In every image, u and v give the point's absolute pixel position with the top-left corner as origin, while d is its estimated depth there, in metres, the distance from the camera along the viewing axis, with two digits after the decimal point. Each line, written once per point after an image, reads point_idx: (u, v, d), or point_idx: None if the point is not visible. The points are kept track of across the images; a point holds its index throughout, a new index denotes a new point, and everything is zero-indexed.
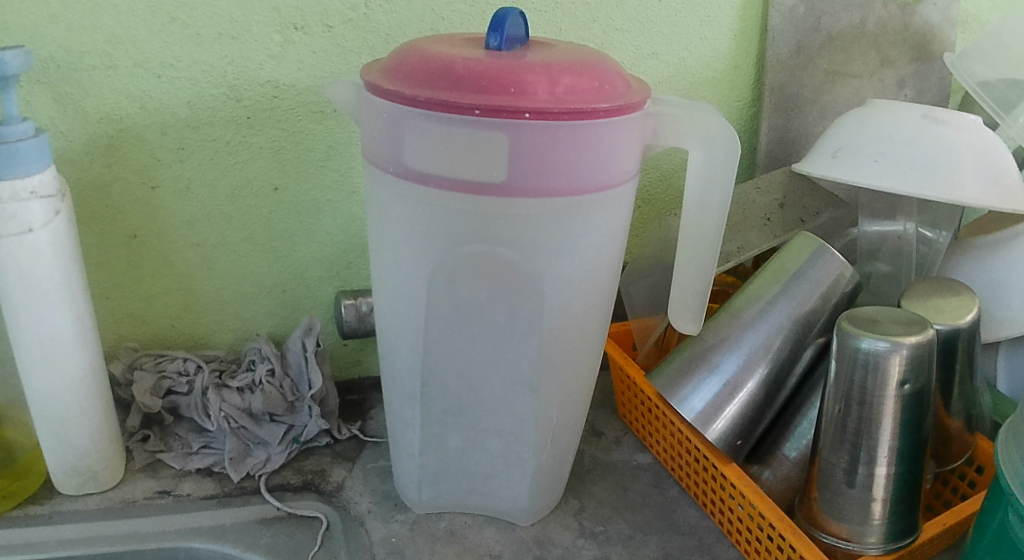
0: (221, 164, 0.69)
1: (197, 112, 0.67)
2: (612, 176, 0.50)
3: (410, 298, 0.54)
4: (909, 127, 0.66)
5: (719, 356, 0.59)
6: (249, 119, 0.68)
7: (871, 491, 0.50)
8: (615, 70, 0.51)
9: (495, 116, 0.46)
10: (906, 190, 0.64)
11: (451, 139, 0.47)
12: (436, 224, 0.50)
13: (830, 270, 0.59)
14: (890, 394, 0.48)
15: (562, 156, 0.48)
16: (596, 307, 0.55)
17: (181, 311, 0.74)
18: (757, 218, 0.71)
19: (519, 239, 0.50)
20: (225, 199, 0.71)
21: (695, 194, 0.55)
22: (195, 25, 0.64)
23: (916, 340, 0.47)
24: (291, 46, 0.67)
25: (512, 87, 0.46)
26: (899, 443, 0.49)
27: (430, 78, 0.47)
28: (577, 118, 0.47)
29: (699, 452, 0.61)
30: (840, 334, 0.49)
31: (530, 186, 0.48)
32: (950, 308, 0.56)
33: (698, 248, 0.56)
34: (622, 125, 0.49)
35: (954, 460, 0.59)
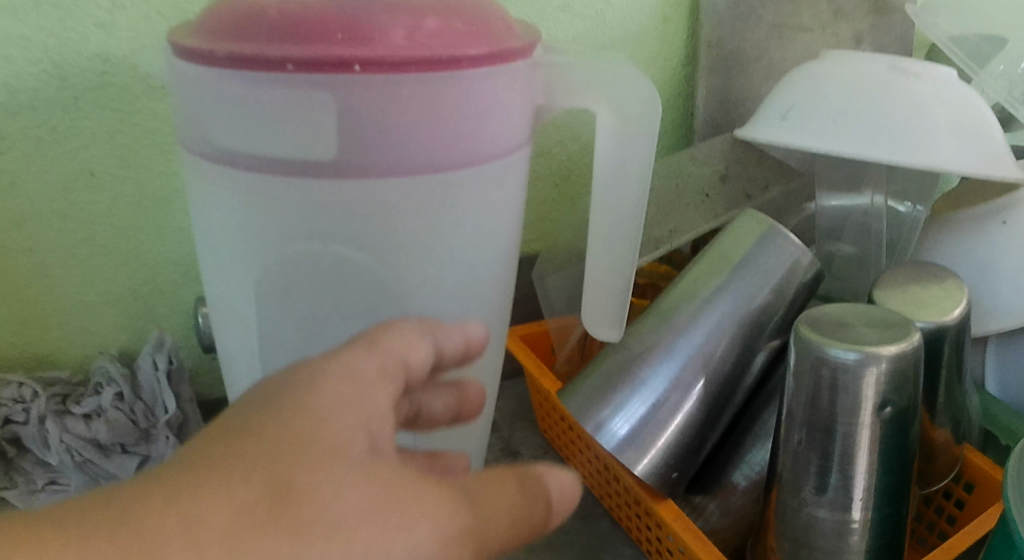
0: (49, 153, 0.55)
1: (14, 96, 0.53)
2: (486, 151, 0.38)
3: (241, 313, 0.41)
4: (873, 83, 0.55)
5: (646, 370, 0.46)
6: (77, 99, 0.54)
7: (844, 542, 0.38)
8: (495, 11, 0.39)
9: (315, 72, 0.33)
10: (873, 155, 0.52)
11: (260, 105, 0.34)
12: (259, 221, 0.38)
13: (784, 257, 0.47)
14: (866, 421, 0.37)
15: (417, 124, 0.35)
16: (484, 316, 0.43)
17: (22, 325, 0.60)
18: (694, 195, 0.57)
19: (371, 236, 0.37)
20: (56, 193, 0.57)
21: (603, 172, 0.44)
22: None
23: (896, 351, 0.36)
24: (122, 10, 0.53)
25: (339, 30, 0.33)
26: (878, 480, 0.38)
27: (233, 25, 0.34)
28: (438, 69, 0.34)
29: (623, 486, 0.49)
30: (797, 343, 0.38)
31: (375, 165, 0.36)
32: (932, 300, 0.45)
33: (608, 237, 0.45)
34: (497, 82, 0.37)
35: (938, 479, 0.47)
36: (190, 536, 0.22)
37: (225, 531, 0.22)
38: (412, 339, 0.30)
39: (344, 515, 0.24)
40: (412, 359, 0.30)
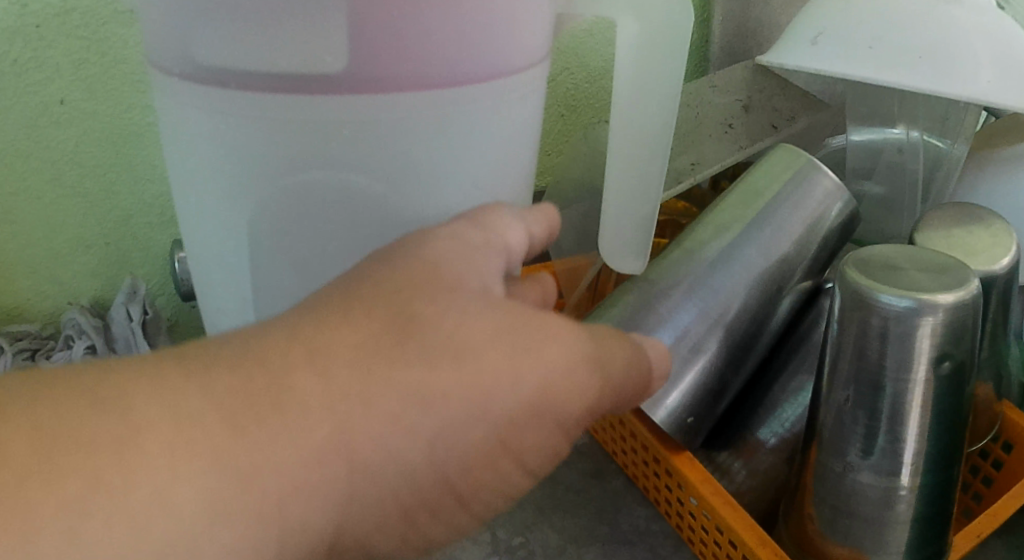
0: (10, 91, 0.50)
1: None
2: (497, 69, 0.33)
3: (222, 254, 0.36)
4: (912, 6, 0.50)
5: (670, 309, 0.40)
6: (40, 28, 0.48)
7: (888, 510, 0.35)
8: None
9: None
10: (913, 84, 0.47)
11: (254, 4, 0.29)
12: (240, 146, 0.32)
13: (815, 194, 0.41)
14: (920, 377, 0.33)
15: (434, 27, 0.30)
16: None
17: None
18: (716, 125, 0.51)
19: (377, 159, 0.33)
20: (20, 134, 0.51)
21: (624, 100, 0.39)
22: None
23: (955, 300, 0.32)
24: None
25: None
26: (930, 443, 0.34)
27: None
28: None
29: (637, 441, 0.44)
30: (842, 289, 0.34)
31: (385, 76, 0.31)
32: (981, 246, 0.41)
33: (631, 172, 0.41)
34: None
35: (976, 438, 0.44)
36: (318, 364, 0.23)
37: (352, 362, 0.23)
38: (511, 224, 0.31)
39: (468, 337, 0.25)
40: (512, 242, 0.31)
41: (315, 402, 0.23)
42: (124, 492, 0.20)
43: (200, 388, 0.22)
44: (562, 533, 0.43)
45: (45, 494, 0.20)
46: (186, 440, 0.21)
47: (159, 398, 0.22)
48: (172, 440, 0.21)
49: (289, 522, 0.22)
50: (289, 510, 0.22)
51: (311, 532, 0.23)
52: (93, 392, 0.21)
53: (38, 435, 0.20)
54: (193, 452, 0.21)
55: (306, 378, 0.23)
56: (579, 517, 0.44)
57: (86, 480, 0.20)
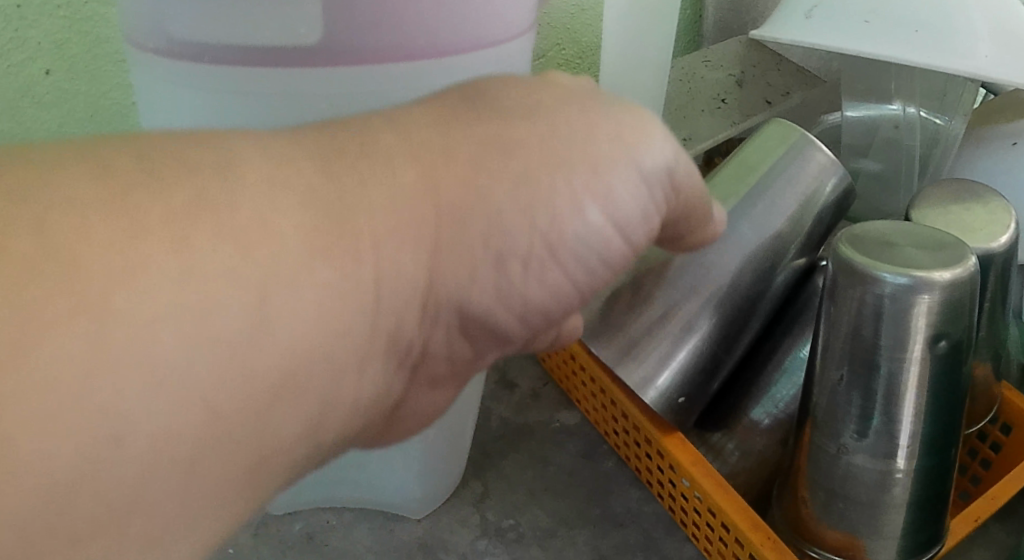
0: None
1: None
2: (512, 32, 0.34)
3: None
4: None
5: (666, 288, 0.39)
6: (19, 6, 0.46)
7: (884, 492, 0.34)
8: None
9: None
10: (907, 60, 0.47)
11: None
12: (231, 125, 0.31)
13: (811, 169, 0.41)
14: (915, 355, 0.32)
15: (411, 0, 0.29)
16: None
17: None
18: (709, 98, 0.50)
19: None
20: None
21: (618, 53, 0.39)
22: None
23: (952, 277, 0.31)
24: None
25: None
26: (926, 424, 0.33)
27: None
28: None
29: (628, 421, 0.44)
30: (835, 267, 0.33)
31: (362, 44, 0.30)
32: (978, 224, 0.40)
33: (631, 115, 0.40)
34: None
35: (975, 420, 0.44)
36: (400, 127, 0.23)
37: (432, 123, 0.23)
38: None
39: (542, 106, 0.24)
40: None
41: (400, 152, 0.22)
42: (228, 207, 0.18)
43: (289, 142, 0.21)
44: (552, 514, 0.43)
45: (144, 205, 0.17)
46: (288, 174, 0.20)
47: (258, 146, 0.20)
48: (277, 171, 0.20)
49: (389, 270, 0.21)
50: (388, 258, 0.21)
51: (405, 289, 0.22)
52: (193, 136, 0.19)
53: (140, 157, 0.18)
54: (298, 179, 0.20)
55: (389, 135, 0.22)
56: (571, 498, 0.44)
57: (189, 197, 0.18)
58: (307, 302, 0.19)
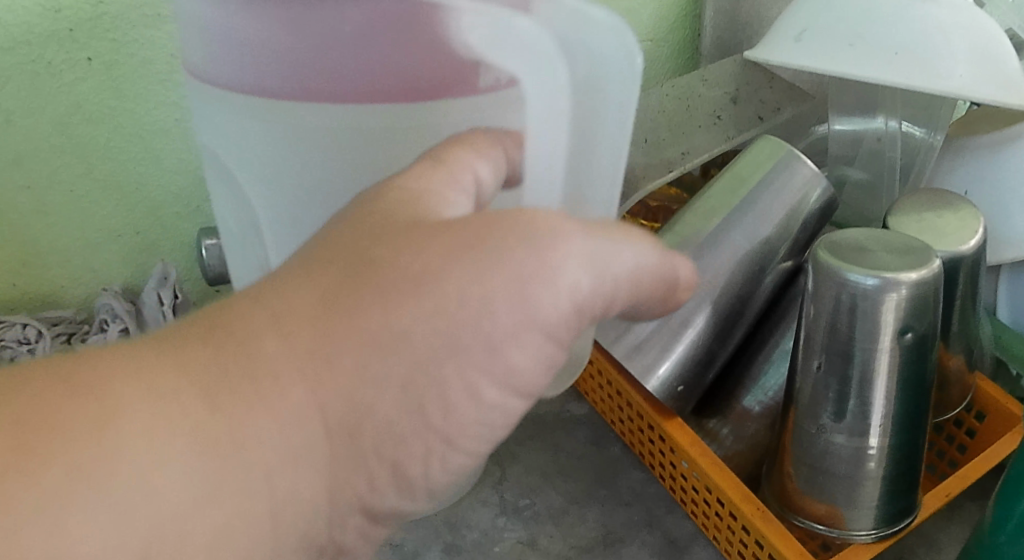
0: (44, 90, 0.49)
1: (6, 28, 0.46)
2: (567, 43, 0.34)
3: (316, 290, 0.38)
4: (890, 4, 0.53)
5: None
6: (72, 32, 0.48)
7: (860, 466, 0.38)
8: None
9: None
10: (890, 81, 0.50)
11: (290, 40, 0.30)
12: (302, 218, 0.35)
13: (797, 183, 0.45)
14: (884, 346, 0.37)
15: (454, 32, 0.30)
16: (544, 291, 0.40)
17: (20, 265, 0.55)
18: (705, 116, 0.55)
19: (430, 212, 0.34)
20: (54, 129, 0.51)
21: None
22: None
23: (918, 277, 0.36)
24: None
25: None
26: (897, 405, 0.38)
27: None
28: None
29: (633, 409, 0.48)
30: (814, 268, 0.38)
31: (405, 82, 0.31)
32: (949, 229, 0.45)
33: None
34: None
35: (951, 407, 0.48)
36: (282, 328, 0.23)
37: (312, 311, 0.23)
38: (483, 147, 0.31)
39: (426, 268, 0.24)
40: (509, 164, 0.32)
41: (284, 364, 0.22)
42: (106, 474, 0.20)
43: (174, 371, 0.22)
44: (564, 495, 0.47)
45: (27, 489, 0.19)
46: (160, 421, 0.21)
47: (129, 384, 0.21)
48: (150, 420, 0.21)
49: (281, 492, 0.22)
50: (281, 486, 0.22)
51: (305, 507, 0.23)
52: (74, 378, 0.21)
53: (19, 423, 0.20)
54: (174, 428, 0.21)
55: (271, 342, 0.23)
56: (581, 480, 0.48)
57: (64, 466, 0.20)
58: (195, 547, 0.21)
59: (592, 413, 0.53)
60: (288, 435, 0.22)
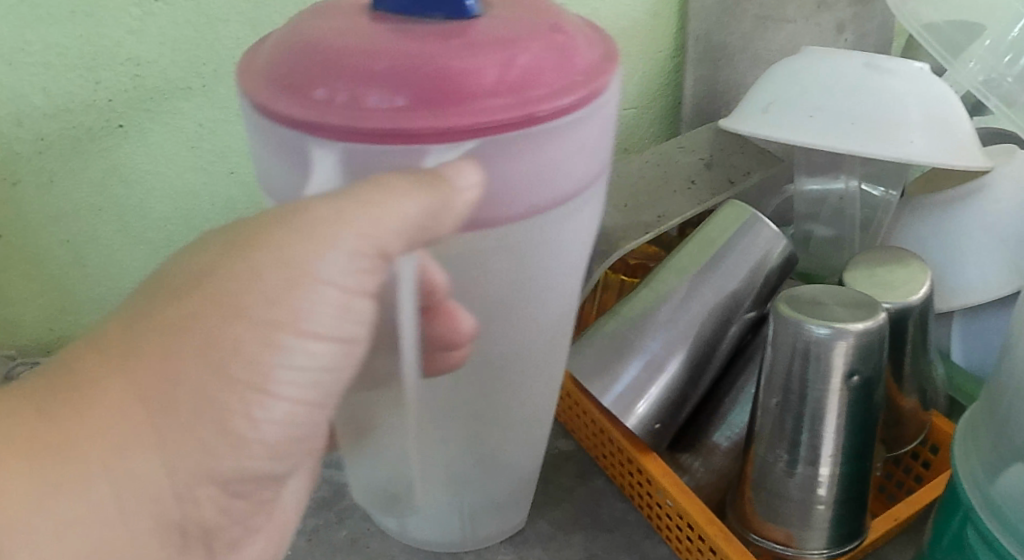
0: (86, 154, 0.54)
1: (55, 100, 0.51)
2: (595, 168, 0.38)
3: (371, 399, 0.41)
4: (848, 78, 0.58)
5: (640, 337, 0.48)
6: (111, 103, 0.53)
7: (812, 492, 0.43)
8: (612, 98, 0.36)
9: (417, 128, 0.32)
10: (848, 148, 0.55)
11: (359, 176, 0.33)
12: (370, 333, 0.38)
13: (760, 243, 0.50)
14: (834, 388, 0.41)
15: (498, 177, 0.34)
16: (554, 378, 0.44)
17: (58, 312, 0.59)
18: (681, 180, 0.61)
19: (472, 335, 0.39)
20: (93, 189, 0.55)
21: (576, 248, 0.39)
22: (45, 3, 0.48)
23: (865, 327, 0.40)
24: (153, 19, 0.51)
25: (446, 85, 0.32)
26: (846, 439, 0.42)
27: (326, 75, 0.32)
28: (436, 139, 0.32)
29: (614, 445, 0.52)
30: (775, 319, 0.42)
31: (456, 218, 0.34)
32: (899, 281, 0.49)
33: (569, 304, 0.41)
34: (473, 159, 0.33)
35: (907, 441, 0.52)
36: (93, 345, 0.32)
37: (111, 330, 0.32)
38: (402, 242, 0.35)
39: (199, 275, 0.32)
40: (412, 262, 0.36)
41: (97, 379, 0.31)
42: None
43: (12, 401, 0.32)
44: (552, 523, 0.52)
45: None
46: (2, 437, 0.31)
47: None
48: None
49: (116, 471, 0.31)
50: (113, 466, 0.31)
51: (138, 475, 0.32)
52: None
53: None
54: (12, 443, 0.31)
55: (85, 359, 0.32)
56: (569, 509, 0.53)
57: None
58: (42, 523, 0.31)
59: (578, 449, 0.57)
60: (115, 410, 0.31)
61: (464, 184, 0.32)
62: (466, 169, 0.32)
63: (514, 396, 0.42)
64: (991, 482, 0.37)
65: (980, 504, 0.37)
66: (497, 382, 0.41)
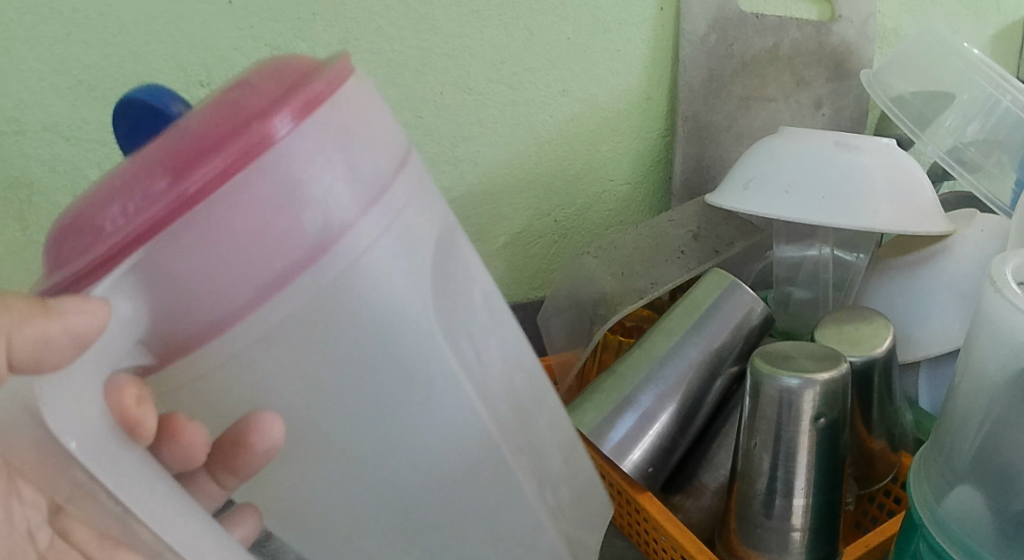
0: None
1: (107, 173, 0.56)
2: (374, 183, 0.38)
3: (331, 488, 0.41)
4: (818, 155, 0.65)
5: (636, 391, 0.55)
6: None
7: (788, 521, 0.49)
8: (337, 111, 0.36)
9: (170, 209, 0.33)
10: (818, 219, 0.62)
11: (172, 284, 0.34)
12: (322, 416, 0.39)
13: (741, 305, 0.57)
14: (804, 429, 0.48)
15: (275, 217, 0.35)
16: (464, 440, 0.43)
17: None
18: (671, 250, 0.68)
19: (357, 413, 0.39)
20: None
21: (391, 290, 0.38)
22: (102, 86, 0.54)
23: (830, 375, 0.47)
24: None
25: (173, 164, 0.33)
26: (816, 473, 0.49)
27: (83, 218, 0.33)
28: (152, 235, 0.33)
29: (613, 487, 0.58)
30: (754, 372, 0.49)
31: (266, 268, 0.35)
32: (864, 337, 0.56)
33: (428, 349, 0.40)
34: (224, 205, 0.34)
35: (879, 479, 0.58)
36: None
37: None
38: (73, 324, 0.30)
39: None
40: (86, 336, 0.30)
41: None
42: None
43: None
44: None
45: None
46: None
47: None
48: None
49: None
50: None
51: None
52: None
53: None
54: None
55: None
56: None
57: None
58: None
59: None
60: None
61: (80, 309, 0.30)
62: (64, 300, 0.30)
63: (391, 472, 0.41)
64: (938, 503, 0.45)
65: (932, 523, 0.45)
66: (397, 451, 0.40)
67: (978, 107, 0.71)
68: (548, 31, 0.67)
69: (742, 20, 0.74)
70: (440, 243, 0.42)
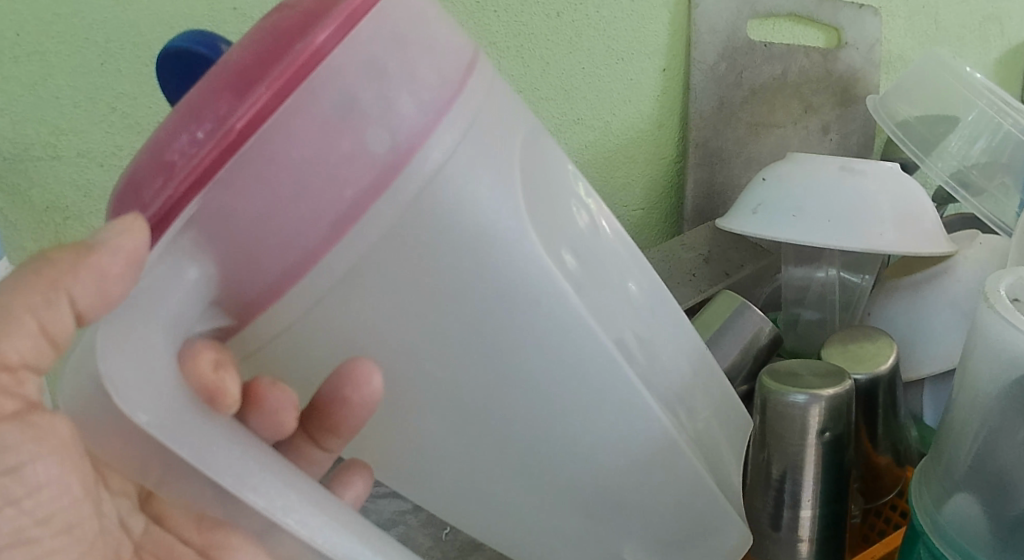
0: None
1: None
2: (444, 87, 0.36)
3: (445, 421, 0.42)
4: (825, 180, 0.67)
5: None
6: None
7: (796, 532, 0.51)
8: (391, 17, 0.34)
9: (225, 144, 0.31)
10: (826, 242, 0.65)
11: (266, 217, 0.33)
12: (420, 343, 0.39)
13: (750, 326, 0.60)
14: (811, 443, 0.50)
15: (343, 140, 0.33)
16: (569, 376, 0.42)
17: None
18: (683, 273, 0.71)
19: (462, 343, 0.39)
20: None
21: (481, 213, 0.37)
22: (136, 114, 0.55)
23: (834, 392, 0.49)
24: None
25: (223, 93, 0.32)
26: (821, 485, 0.51)
27: (143, 162, 0.32)
28: (209, 178, 0.32)
29: None
30: (763, 391, 0.51)
31: (335, 197, 0.34)
32: (869, 355, 0.58)
33: (534, 277, 0.39)
34: (284, 134, 0.32)
35: (884, 493, 0.61)
36: None
37: None
38: (119, 237, 0.31)
39: None
40: (132, 248, 0.31)
41: None
42: None
43: None
44: None
45: None
46: None
47: None
48: None
49: None
50: None
51: None
52: None
53: None
54: None
55: None
56: None
57: None
58: None
59: None
60: None
61: (112, 229, 0.31)
62: (104, 229, 0.31)
63: (487, 406, 0.42)
64: (937, 510, 0.47)
65: (931, 529, 0.47)
66: (494, 385, 0.41)
67: (982, 127, 0.73)
68: (562, 60, 0.70)
69: (751, 49, 0.77)
70: (528, 150, 0.41)
